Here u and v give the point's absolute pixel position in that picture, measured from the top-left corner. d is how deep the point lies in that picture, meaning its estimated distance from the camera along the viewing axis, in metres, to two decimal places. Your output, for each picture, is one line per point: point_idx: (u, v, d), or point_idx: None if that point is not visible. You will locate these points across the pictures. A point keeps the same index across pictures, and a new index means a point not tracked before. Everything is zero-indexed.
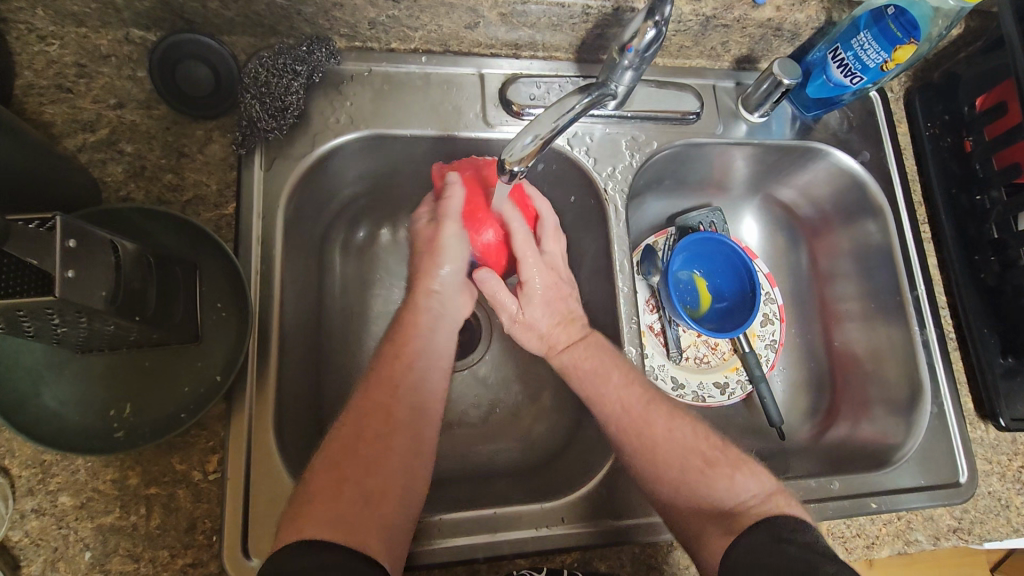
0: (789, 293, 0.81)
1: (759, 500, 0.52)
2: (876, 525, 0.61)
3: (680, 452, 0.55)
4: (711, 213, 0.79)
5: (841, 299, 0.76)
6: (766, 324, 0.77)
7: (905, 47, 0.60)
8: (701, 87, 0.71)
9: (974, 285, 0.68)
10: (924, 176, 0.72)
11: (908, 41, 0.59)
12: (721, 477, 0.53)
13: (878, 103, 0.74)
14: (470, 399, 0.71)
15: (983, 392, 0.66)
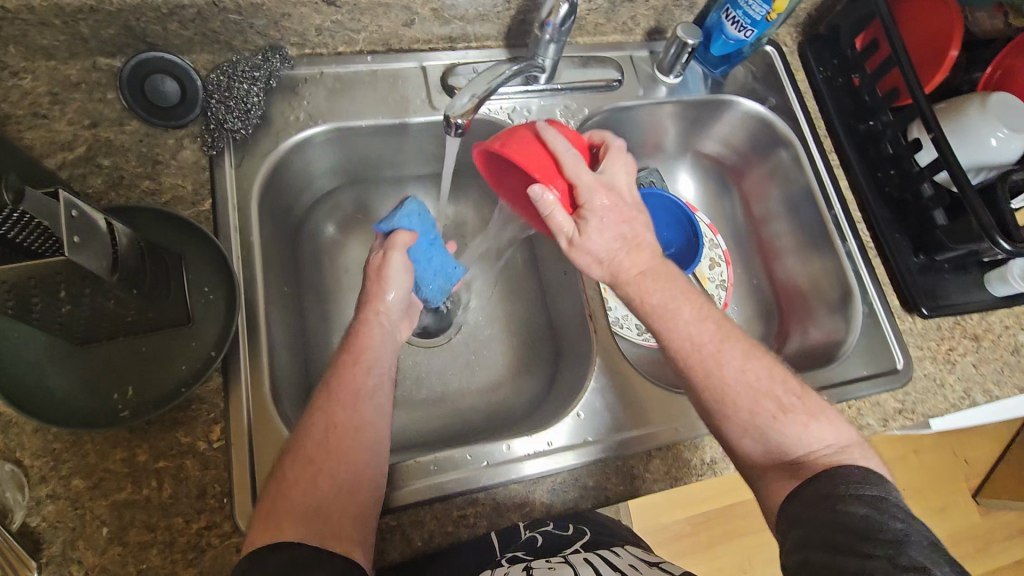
0: (730, 236, 0.89)
1: (834, 449, 0.56)
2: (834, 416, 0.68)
3: (733, 397, 0.58)
4: (650, 172, 0.86)
5: (776, 235, 0.84)
6: (715, 267, 0.85)
7: None
8: (619, 59, 0.79)
9: (881, 198, 0.77)
10: (825, 113, 0.82)
11: None
12: (768, 426, 0.57)
13: (775, 56, 0.84)
14: (452, 366, 0.76)
15: (905, 290, 0.74)
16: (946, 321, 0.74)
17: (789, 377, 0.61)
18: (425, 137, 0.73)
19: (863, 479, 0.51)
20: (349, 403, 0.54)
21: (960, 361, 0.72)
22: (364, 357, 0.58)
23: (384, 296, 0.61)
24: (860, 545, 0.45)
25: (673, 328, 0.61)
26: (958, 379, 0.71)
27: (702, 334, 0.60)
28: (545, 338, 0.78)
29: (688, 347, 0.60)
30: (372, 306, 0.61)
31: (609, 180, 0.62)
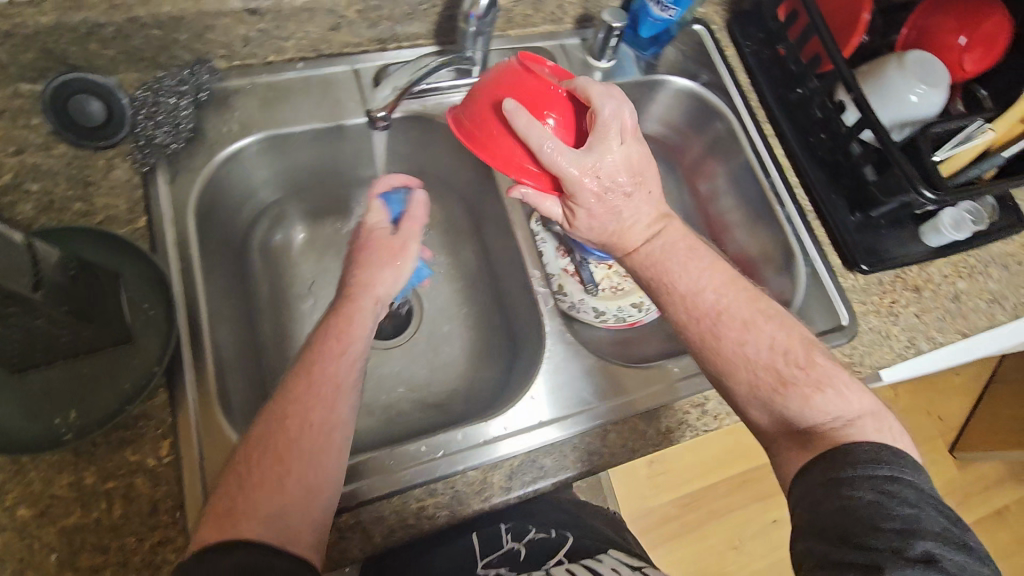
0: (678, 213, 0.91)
1: (840, 423, 0.58)
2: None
3: (739, 371, 0.62)
4: None
5: (721, 210, 0.86)
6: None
7: None
8: (550, 48, 0.81)
9: (816, 161, 0.79)
10: (756, 86, 0.85)
11: None
12: (775, 400, 0.61)
13: (704, 34, 0.86)
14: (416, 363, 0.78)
15: (845, 248, 0.76)
16: (887, 275, 0.76)
17: (795, 346, 0.63)
18: (365, 140, 0.74)
19: (871, 456, 0.54)
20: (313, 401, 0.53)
21: (903, 312, 0.75)
22: (350, 344, 0.58)
23: (389, 274, 0.65)
24: (868, 537, 0.48)
25: (667, 295, 0.66)
26: (902, 329, 0.74)
27: (704, 305, 0.64)
28: (503, 328, 0.79)
29: (686, 317, 0.65)
30: (371, 292, 0.63)
31: (592, 170, 0.59)
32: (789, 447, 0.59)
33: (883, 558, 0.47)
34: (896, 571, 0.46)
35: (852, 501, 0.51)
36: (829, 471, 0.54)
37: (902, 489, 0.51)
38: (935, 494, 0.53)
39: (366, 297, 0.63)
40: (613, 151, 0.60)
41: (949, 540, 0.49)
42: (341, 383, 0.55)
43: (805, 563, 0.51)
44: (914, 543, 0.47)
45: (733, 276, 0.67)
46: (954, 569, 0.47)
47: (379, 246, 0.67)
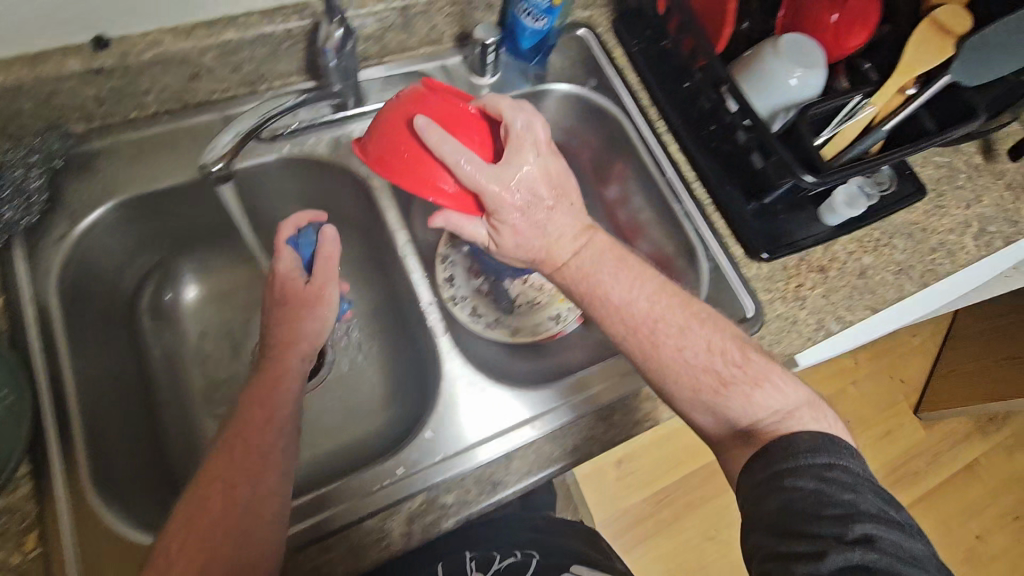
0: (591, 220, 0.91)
1: (773, 419, 0.60)
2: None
3: (679, 375, 0.62)
4: None
5: (635, 212, 0.83)
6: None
7: None
8: (432, 70, 0.79)
9: (709, 153, 0.79)
10: (646, 84, 0.83)
11: None
12: (713, 403, 0.62)
13: (589, 39, 0.86)
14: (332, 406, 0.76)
15: (745, 238, 0.75)
16: (791, 260, 0.76)
17: (732, 348, 0.63)
18: (246, 187, 0.72)
19: (808, 445, 0.56)
20: (242, 476, 0.55)
21: (810, 295, 0.75)
22: (276, 414, 0.60)
23: (314, 327, 0.67)
24: (809, 526, 0.52)
25: (601, 308, 0.64)
26: (810, 313, 0.74)
27: (642, 317, 0.63)
28: (409, 362, 0.77)
29: (624, 330, 0.63)
30: (297, 348, 0.65)
31: (508, 182, 0.60)
32: (732, 446, 0.62)
33: (824, 547, 0.51)
34: (837, 556, 0.50)
35: (791, 491, 0.54)
36: (767, 463, 0.57)
37: (838, 474, 0.54)
38: (867, 470, 0.56)
39: (289, 357, 0.65)
40: (528, 165, 0.61)
41: (885, 520, 0.52)
42: (269, 450, 0.57)
43: (753, 553, 0.55)
44: (852, 527, 0.51)
45: (660, 280, 0.66)
46: (891, 548, 0.50)
47: (297, 295, 0.67)
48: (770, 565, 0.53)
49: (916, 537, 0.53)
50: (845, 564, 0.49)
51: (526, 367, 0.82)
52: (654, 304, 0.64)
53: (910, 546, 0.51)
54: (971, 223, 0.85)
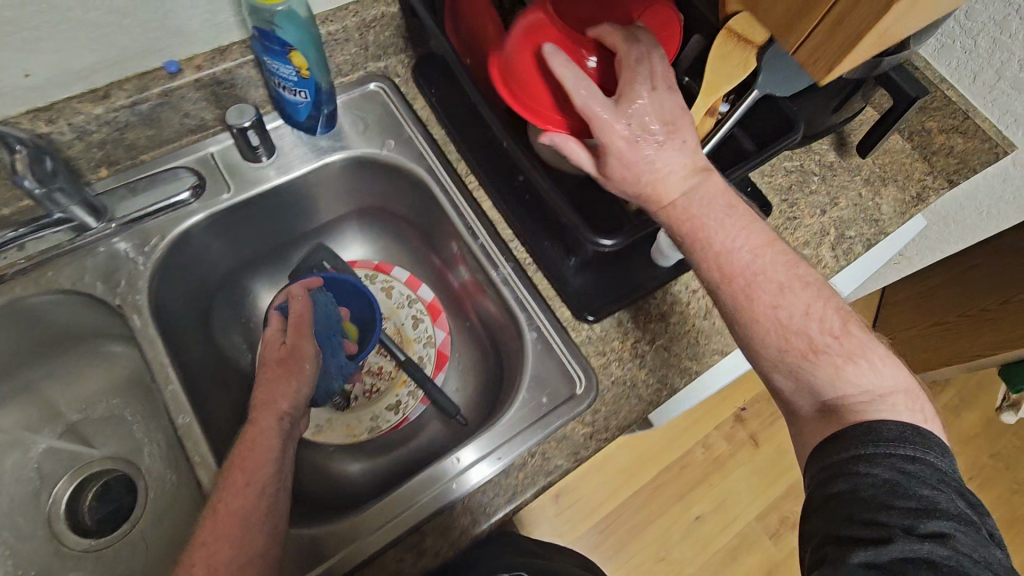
0: (434, 285, 0.84)
1: (869, 398, 0.51)
2: (527, 465, 0.62)
3: (793, 326, 0.54)
4: (317, 251, 0.79)
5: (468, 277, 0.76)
6: (418, 325, 0.81)
7: (294, 55, 0.60)
8: (197, 161, 0.69)
9: (521, 206, 0.70)
10: (449, 133, 0.74)
11: (289, 49, 0.60)
12: (800, 365, 0.54)
13: (384, 91, 0.77)
14: (149, 554, 0.68)
15: (567, 299, 0.67)
16: (626, 312, 0.68)
17: (832, 310, 0.55)
18: None
19: (894, 434, 0.48)
20: (224, 539, 0.51)
21: (650, 351, 0.67)
22: (257, 477, 0.55)
23: (292, 388, 0.65)
24: (875, 515, 0.45)
25: (697, 253, 0.56)
26: (651, 371, 0.66)
27: (738, 264, 0.55)
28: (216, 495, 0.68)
29: (718, 279, 0.56)
30: (273, 406, 0.63)
31: (622, 115, 0.53)
32: (816, 427, 0.53)
33: (889, 536, 0.44)
34: (902, 546, 0.43)
35: (864, 478, 0.47)
36: (842, 449, 0.50)
37: (920, 468, 0.47)
38: (956, 470, 0.48)
39: (267, 415, 0.61)
40: (643, 98, 0.53)
41: (964, 521, 0.45)
42: (247, 517, 0.52)
43: (813, 537, 0.49)
44: (924, 520, 0.44)
45: (766, 232, 0.57)
46: (967, 551, 0.43)
47: (274, 359, 0.67)
48: (827, 552, 0.47)
49: (997, 550, 0.46)
50: (909, 556, 0.43)
51: (366, 468, 0.75)
52: (748, 252, 0.55)
53: (987, 556, 0.44)
54: (828, 231, 0.78)
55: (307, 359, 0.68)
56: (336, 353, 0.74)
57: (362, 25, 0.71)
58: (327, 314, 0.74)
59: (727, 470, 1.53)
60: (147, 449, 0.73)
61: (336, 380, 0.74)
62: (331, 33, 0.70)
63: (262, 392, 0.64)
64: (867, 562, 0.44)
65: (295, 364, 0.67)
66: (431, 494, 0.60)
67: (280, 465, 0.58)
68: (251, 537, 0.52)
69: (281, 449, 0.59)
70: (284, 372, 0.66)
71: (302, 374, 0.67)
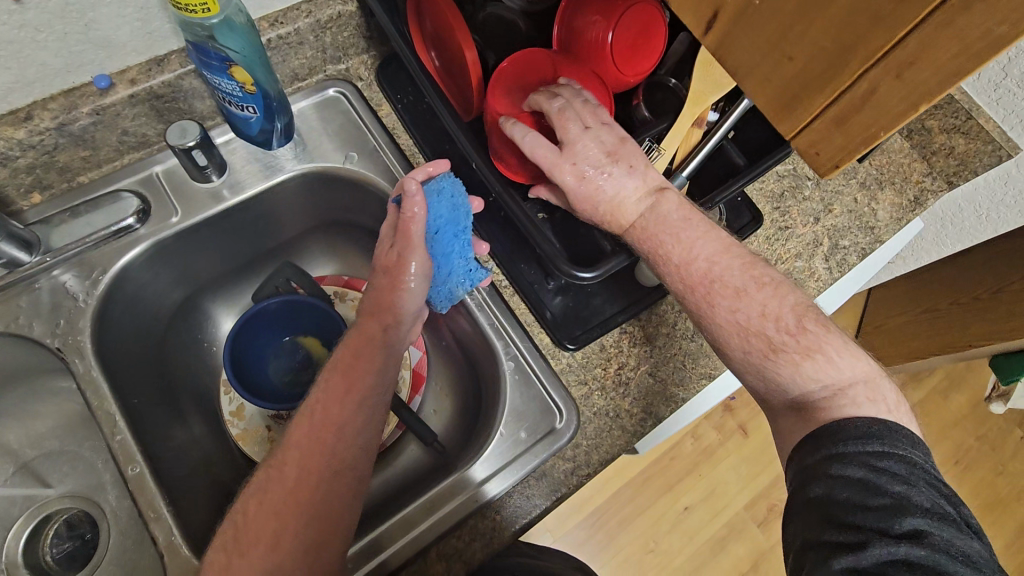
0: None
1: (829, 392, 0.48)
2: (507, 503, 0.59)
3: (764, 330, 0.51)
4: (282, 271, 0.73)
5: None
6: None
7: (235, 69, 0.55)
8: (141, 182, 0.64)
9: (496, 225, 0.66)
10: (418, 145, 0.69)
11: (229, 63, 0.54)
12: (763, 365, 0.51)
13: (344, 98, 0.71)
14: None
15: (547, 325, 0.63)
16: (609, 336, 0.64)
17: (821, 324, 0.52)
18: None
19: (861, 432, 0.44)
20: (313, 456, 0.52)
21: (634, 378, 0.63)
22: (358, 388, 0.55)
23: (397, 297, 0.58)
24: (850, 514, 0.41)
25: (658, 266, 0.54)
26: (635, 400, 0.63)
27: (702, 278, 0.53)
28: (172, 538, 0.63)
29: (683, 285, 0.53)
30: (382, 317, 0.58)
31: (575, 157, 0.53)
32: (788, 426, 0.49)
33: (866, 539, 0.39)
34: (881, 550, 0.39)
35: (836, 479, 0.42)
36: (813, 451, 0.45)
37: (892, 463, 0.42)
38: (930, 461, 0.44)
39: (372, 323, 0.58)
40: (587, 139, 0.53)
41: (942, 516, 0.40)
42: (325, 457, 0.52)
43: (791, 544, 0.44)
44: (899, 520, 0.40)
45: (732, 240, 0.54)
46: (948, 545, 0.39)
47: (383, 266, 0.59)
48: (806, 559, 0.42)
49: (979, 540, 0.41)
50: (890, 560, 0.38)
51: None
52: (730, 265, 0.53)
53: (972, 550, 0.39)
54: (821, 240, 0.74)
55: (416, 267, 0.58)
56: (462, 254, 0.59)
57: (316, 26, 0.65)
58: (453, 206, 0.58)
59: (716, 460, 1.52)
60: (105, 485, 0.69)
61: (442, 296, 0.62)
62: (282, 37, 0.63)
63: (373, 300, 0.59)
64: (845, 570, 0.39)
65: (401, 272, 0.58)
66: (398, 542, 0.57)
67: (382, 378, 0.57)
68: (348, 438, 0.53)
69: (385, 363, 0.57)
70: (389, 284, 0.58)
71: (413, 287, 0.58)
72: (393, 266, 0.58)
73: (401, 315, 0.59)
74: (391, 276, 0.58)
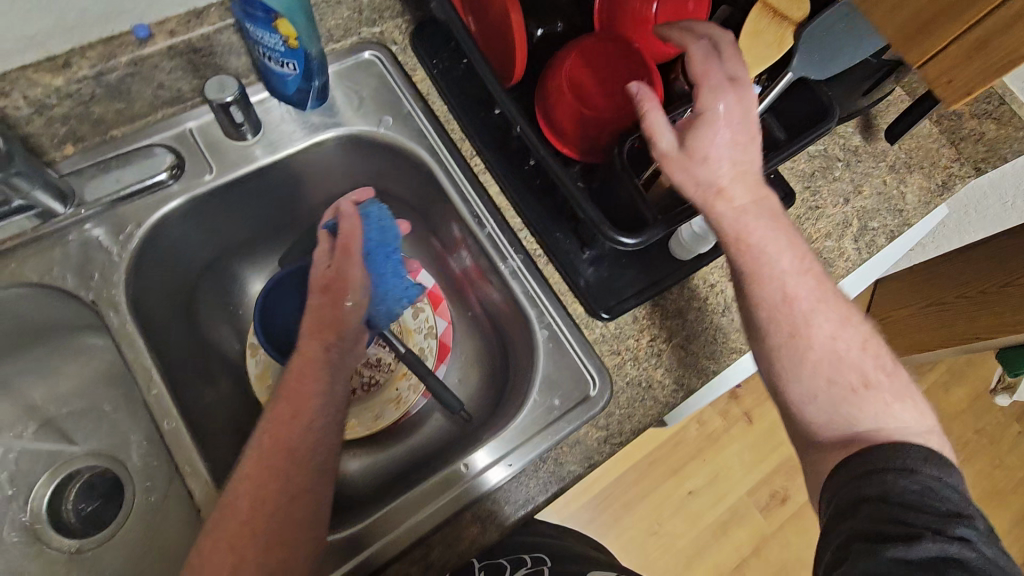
0: (436, 272, 0.79)
1: None
2: (518, 489, 0.59)
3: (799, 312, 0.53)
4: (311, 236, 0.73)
5: (472, 266, 0.71)
6: (418, 314, 0.75)
7: (280, 22, 0.54)
8: (174, 138, 0.63)
9: (533, 194, 0.65)
10: (453, 111, 0.69)
11: (274, 15, 0.53)
12: (799, 338, 0.53)
13: (379, 62, 0.70)
14: (136, 558, 0.64)
15: (581, 294, 0.63)
16: (642, 307, 0.65)
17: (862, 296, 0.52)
18: None
19: (920, 451, 0.48)
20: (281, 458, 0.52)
21: (667, 350, 0.64)
22: (304, 412, 0.54)
23: (340, 314, 0.59)
24: (905, 513, 0.44)
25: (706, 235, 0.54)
26: (667, 372, 0.63)
27: (756, 242, 0.53)
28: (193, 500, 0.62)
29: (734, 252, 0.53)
30: (324, 336, 0.58)
31: (713, 119, 0.50)
32: None
33: (920, 536, 0.43)
34: (933, 545, 0.42)
35: (892, 487, 0.46)
36: (865, 458, 0.49)
37: (949, 484, 0.46)
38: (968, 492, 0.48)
39: (315, 343, 0.57)
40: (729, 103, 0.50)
41: (987, 534, 0.44)
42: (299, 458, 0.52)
43: (834, 538, 0.47)
44: (953, 525, 0.43)
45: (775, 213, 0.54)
46: (990, 559, 0.42)
47: (321, 285, 0.60)
48: (852, 549, 0.44)
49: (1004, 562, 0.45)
50: (941, 556, 0.42)
51: (365, 465, 0.72)
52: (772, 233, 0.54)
53: (1007, 568, 0.43)
54: (850, 222, 0.74)
55: (357, 282, 0.61)
56: (397, 272, 0.65)
57: None
58: (382, 230, 0.65)
59: (721, 447, 1.53)
60: (131, 444, 0.69)
61: (388, 310, 0.65)
62: None
63: (309, 324, 0.59)
64: (895, 558, 0.42)
65: (344, 287, 0.60)
66: (433, 504, 0.57)
67: (329, 396, 0.56)
68: (307, 448, 0.53)
69: (330, 383, 0.56)
70: (333, 301, 0.59)
71: (353, 304, 0.60)
72: (333, 285, 0.60)
73: (349, 329, 0.60)
74: (331, 295, 0.60)
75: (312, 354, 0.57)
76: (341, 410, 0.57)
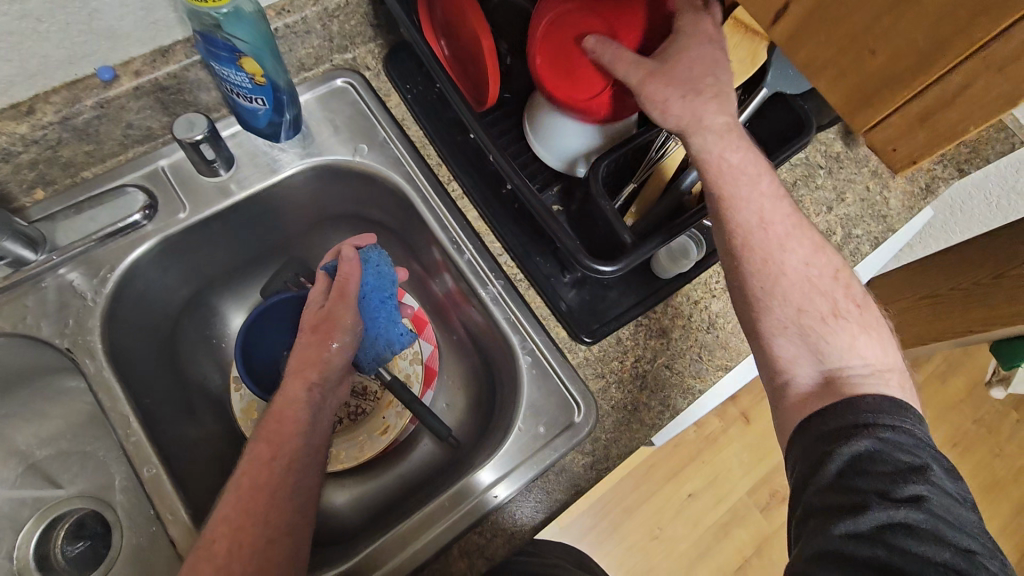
0: (421, 295, 0.79)
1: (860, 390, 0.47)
2: (530, 498, 0.59)
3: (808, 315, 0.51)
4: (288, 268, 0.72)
5: (454, 291, 0.71)
6: None
7: (245, 60, 0.53)
8: (146, 176, 0.62)
9: (511, 218, 0.65)
10: (429, 136, 0.68)
11: (239, 54, 0.53)
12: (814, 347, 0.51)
13: (353, 88, 0.69)
14: None
15: (563, 318, 0.63)
16: (625, 329, 0.64)
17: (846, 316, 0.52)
18: None
19: (871, 405, 0.46)
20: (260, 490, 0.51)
21: (651, 371, 0.63)
22: (283, 452, 0.54)
23: (325, 355, 0.60)
24: (855, 481, 0.43)
25: None
26: (653, 394, 0.62)
27: (768, 240, 0.52)
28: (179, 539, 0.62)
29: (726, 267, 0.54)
30: (307, 374, 0.59)
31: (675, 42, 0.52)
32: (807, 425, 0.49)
33: (867, 504, 0.42)
34: (879, 514, 0.41)
35: (841, 451, 0.44)
36: (822, 421, 0.47)
37: (898, 435, 0.45)
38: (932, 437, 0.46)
39: (296, 383, 0.59)
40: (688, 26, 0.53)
41: (941, 487, 0.43)
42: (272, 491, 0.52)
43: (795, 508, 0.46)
44: (900, 486, 0.42)
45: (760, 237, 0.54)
46: (945, 515, 0.41)
47: (310, 325, 0.62)
48: (807, 525, 0.44)
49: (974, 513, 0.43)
50: (886, 523, 0.41)
51: (353, 497, 0.71)
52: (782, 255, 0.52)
53: (964, 518, 0.42)
54: (834, 230, 0.74)
55: (346, 326, 0.62)
56: (391, 319, 0.65)
57: (324, 15, 0.63)
58: (381, 275, 0.65)
59: (718, 448, 1.53)
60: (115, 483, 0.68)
61: (375, 352, 0.65)
62: (289, 26, 0.61)
63: (293, 364, 0.60)
64: (844, 535, 0.41)
65: (331, 330, 0.61)
66: (421, 539, 0.57)
67: (306, 430, 0.57)
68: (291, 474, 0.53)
69: (312, 420, 0.58)
70: (321, 339, 0.61)
71: (341, 346, 0.61)
72: (319, 325, 0.61)
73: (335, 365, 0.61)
74: (318, 336, 0.61)
75: (292, 388, 0.59)
76: (315, 454, 0.57)
